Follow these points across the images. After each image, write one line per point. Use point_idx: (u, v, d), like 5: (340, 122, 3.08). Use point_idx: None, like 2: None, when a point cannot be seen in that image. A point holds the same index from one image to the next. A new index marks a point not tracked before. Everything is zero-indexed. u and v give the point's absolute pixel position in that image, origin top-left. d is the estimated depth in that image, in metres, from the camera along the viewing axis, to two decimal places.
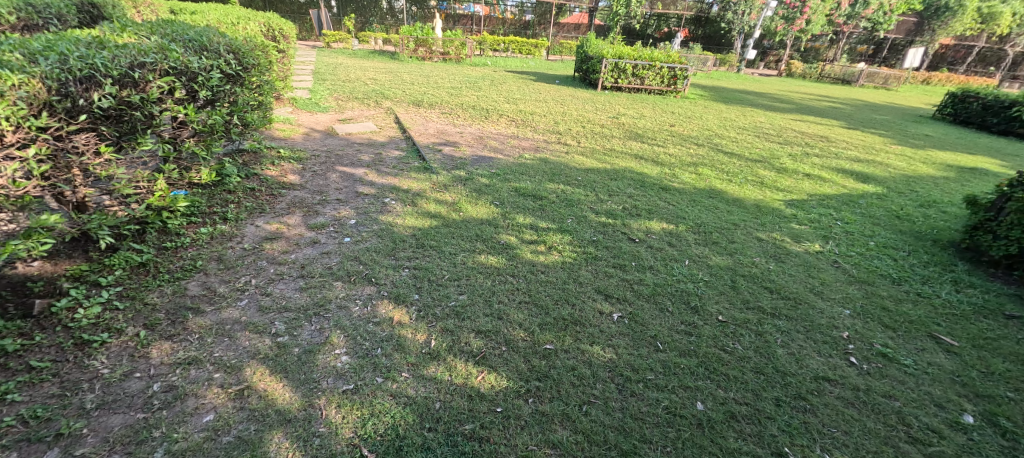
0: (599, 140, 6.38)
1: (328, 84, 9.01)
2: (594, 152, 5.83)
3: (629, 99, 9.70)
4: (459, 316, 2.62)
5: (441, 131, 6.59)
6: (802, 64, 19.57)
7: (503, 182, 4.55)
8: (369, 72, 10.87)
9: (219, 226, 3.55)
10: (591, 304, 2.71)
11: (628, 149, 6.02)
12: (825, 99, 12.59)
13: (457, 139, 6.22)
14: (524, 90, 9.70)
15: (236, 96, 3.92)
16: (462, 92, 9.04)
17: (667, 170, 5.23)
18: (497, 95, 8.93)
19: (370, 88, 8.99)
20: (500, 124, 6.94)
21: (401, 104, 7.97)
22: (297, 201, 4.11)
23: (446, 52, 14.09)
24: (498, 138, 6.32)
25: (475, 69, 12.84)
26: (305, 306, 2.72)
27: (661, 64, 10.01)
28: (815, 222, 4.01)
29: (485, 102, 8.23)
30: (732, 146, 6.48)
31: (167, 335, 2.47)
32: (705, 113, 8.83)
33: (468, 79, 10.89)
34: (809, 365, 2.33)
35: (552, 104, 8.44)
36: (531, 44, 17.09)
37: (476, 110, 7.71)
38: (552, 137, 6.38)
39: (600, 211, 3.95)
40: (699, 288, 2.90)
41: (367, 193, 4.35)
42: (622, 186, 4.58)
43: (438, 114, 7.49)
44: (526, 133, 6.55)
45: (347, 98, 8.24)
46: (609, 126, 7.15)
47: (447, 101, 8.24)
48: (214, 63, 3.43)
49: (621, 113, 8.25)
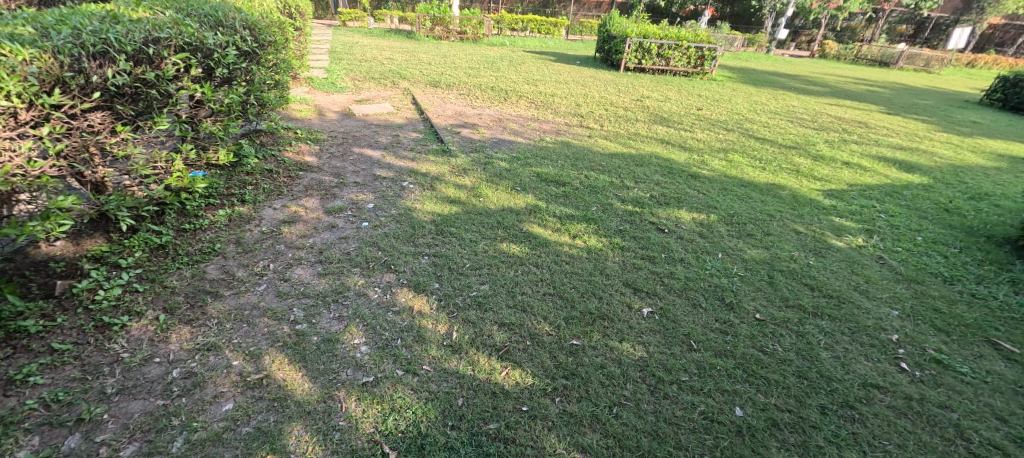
0: (622, 124, 6.14)
1: (345, 64, 8.88)
2: (618, 136, 5.61)
3: (653, 81, 9.34)
4: (481, 307, 2.52)
5: (459, 112, 6.43)
6: (836, 44, 18.63)
7: (524, 166, 4.39)
8: (386, 52, 10.69)
9: (237, 208, 3.50)
10: (620, 298, 2.58)
11: (654, 134, 5.77)
12: (862, 82, 11.96)
13: (476, 121, 6.05)
14: (544, 71, 9.41)
15: (251, 75, 3.82)
16: (480, 72, 8.81)
17: (694, 156, 4.99)
18: (516, 75, 8.68)
19: (387, 68, 8.82)
20: (519, 106, 6.74)
21: (418, 85, 7.80)
22: (315, 184, 4.04)
23: (463, 31, 13.78)
24: (518, 120, 6.13)
25: (493, 49, 12.52)
26: (324, 293, 2.65)
27: (688, 44, 9.58)
28: (856, 215, 3.77)
29: (504, 83, 8.01)
30: (764, 132, 6.17)
31: (186, 319, 2.43)
32: (734, 96, 8.45)
33: (486, 59, 10.61)
34: (857, 370, 2.17)
35: (572, 86, 8.17)
36: (551, 23, 16.59)
37: (495, 91, 7.50)
38: (574, 120, 6.16)
39: (626, 198, 3.78)
40: (734, 283, 2.74)
41: (385, 176, 4.26)
42: (648, 172, 4.39)
43: (456, 94, 7.32)
44: (546, 116, 6.35)
45: (365, 78, 8.11)
46: (633, 109, 6.88)
47: (465, 81, 8.04)
48: (230, 40, 3.33)
49: (645, 95, 7.95)
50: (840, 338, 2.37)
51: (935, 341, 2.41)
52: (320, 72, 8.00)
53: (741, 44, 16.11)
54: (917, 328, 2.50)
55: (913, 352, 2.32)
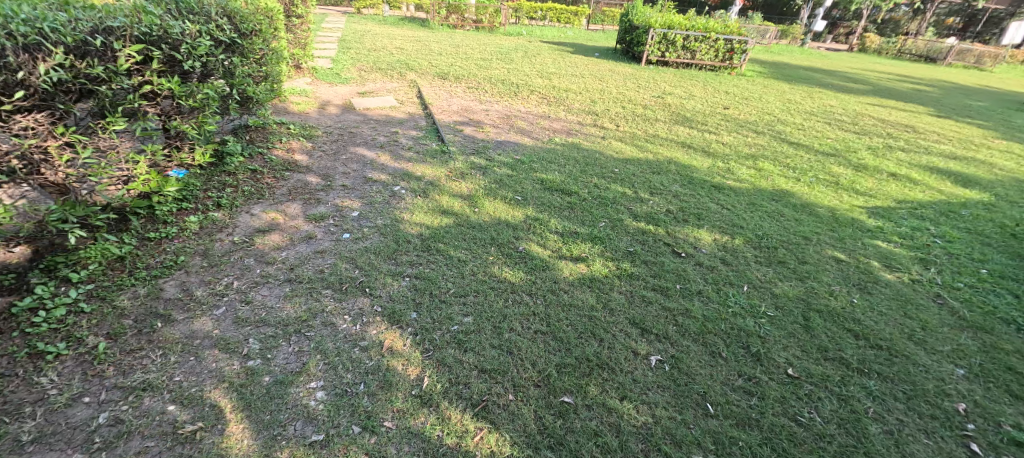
0: (639, 124, 5.66)
1: (352, 54, 8.56)
2: (634, 138, 5.15)
3: (677, 75, 8.76)
4: (460, 347, 2.17)
5: (466, 108, 6.06)
6: (877, 37, 17.49)
7: (528, 172, 4.01)
8: (397, 41, 10.34)
9: (210, 214, 3.22)
10: (624, 342, 2.19)
11: (674, 136, 5.29)
12: (905, 79, 11.08)
13: (482, 118, 5.67)
14: (560, 63, 8.92)
15: (232, 68, 3.53)
16: (492, 64, 8.39)
17: (718, 162, 4.51)
18: (530, 68, 8.23)
19: (396, 59, 8.47)
20: (530, 102, 6.32)
21: (426, 77, 7.44)
22: (300, 187, 3.74)
23: (479, 20, 13.32)
24: (527, 118, 5.72)
25: (509, 39, 12.04)
26: (286, 320, 2.33)
27: (716, 36, 8.95)
28: (906, 240, 3.28)
29: (517, 76, 7.60)
30: (797, 135, 5.63)
31: (128, 349, 2.14)
32: (765, 94, 7.85)
33: (500, 50, 10.16)
34: (914, 453, 1.75)
35: (588, 80, 7.69)
36: (572, 12, 15.95)
37: (505, 85, 7.08)
38: (587, 119, 5.72)
39: (639, 213, 3.37)
40: (762, 327, 2.32)
41: (376, 179, 3.94)
42: (665, 181, 3.96)
43: (465, 88, 6.95)
44: (558, 114, 5.92)
45: (371, 69, 7.81)
46: (653, 108, 6.38)
47: (475, 74, 7.65)
48: (202, 30, 3.04)
49: (667, 91, 7.42)
50: (893, 405, 1.94)
51: (1013, 413, 1.96)
52: (325, 63, 7.71)
53: (773, 37, 15.20)
54: (989, 393, 2.05)
55: (986, 429, 1.88)
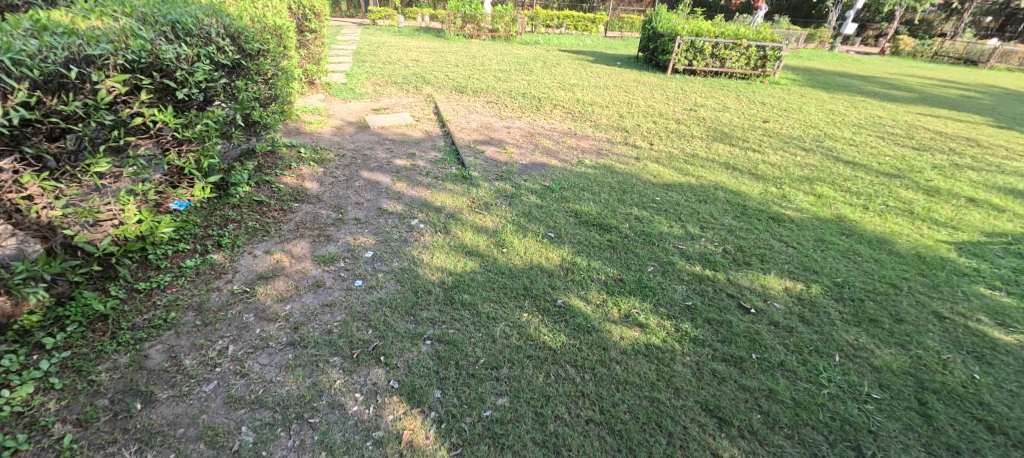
0: (674, 141, 5.21)
1: (367, 67, 8.30)
2: (670, 158, 4.70)
3: (706, 85, 8.29)
4: (497, 443, 1.76)
5: (486, 125, 5.69)
6: (911, 39, 16.69)
7: (559, 201, 3.61)
8: (412, 53, 10.08)
9: (209, 256, 2.88)
10: (701, 439, 1.75)
11: (714, 155, 4.84)
12: (949, 84, 10.41)
13: (504, 136, 5.30)
14: (581, 74, 8.53)
15: (236, 92, 3.21)
16: (511, 76, 8.04)
17: (770, 187, 4.04)
18: (551, 80, 7.85)
19: (411, 72, 8.18)
20: (553, 118, 5.93)
21: (442, 91, 7.12)
22: (309, 220, 3.40)
23: (495, 29, 13.03)
24: (551, 136, 5.33)
25: (526, 49, 11.69)
26: (287, 400, 1.95)
27: (748, 43, 8.47)
28: (1013, 287, 2.79)
29: (538, 88, 7.22)
30: (850, 153, 5.13)
31: (99, 441, 1.77)
32: (804, 104, 7.33)
33: (518, 60, 9.82)
34: None
35: (613, 92, 7.28)
36: (589, 19, 15.49)
37: (526, 98, 6.71)
38: (617, 137, 5.30)
39: (691, 254, 2.93)
40: (870, 417, 1.85)
41: (392, 211, 3.58)
42: (715, 211, 3.51)
43: (484, 102, 6.60)
44: (584, 130, 5.51)
45: (386, 83, 7.53)
46: (686, 122, 5.93)
47: (494, 87, 7.30)
48: (200, 53, 2.72)
49: (699, 103, 6.96)
50: None
51: None
52: (339, 77, 7.46)
53: (801, 41, 14.58)
54: None
55: None
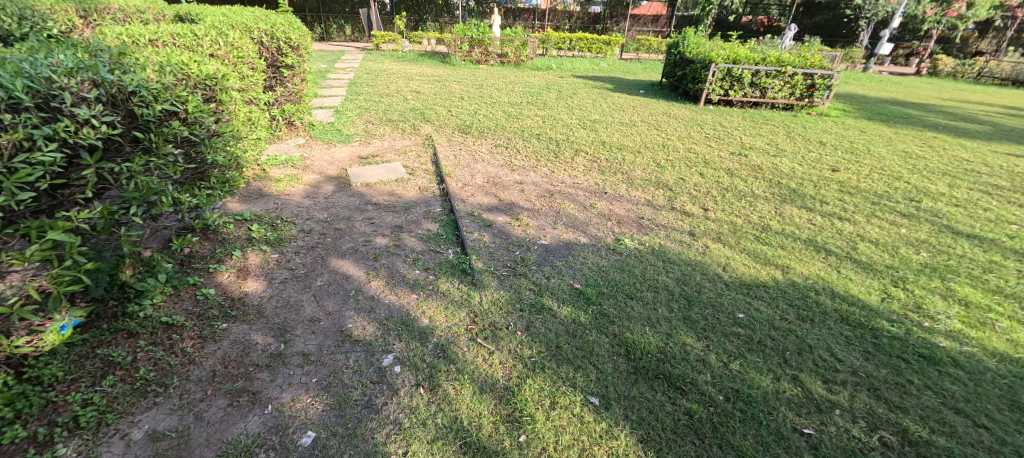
0: (732, 203, 4.09)
1: (360, 102, 7.35)
2: (736, 232, 3.57)
3: (747, 119, 7.20)
4: None
5: (493, 180, 4.62)
6: (950, 58, 15.49)
7: (599, 323, 2.48)
8: (413, 82, 9.15)
9: (50, 452, 1.79)
10: None
11: (791, 227, 3.70)
12: (1018, 112, 9.18)
13: (516, 197, 4.22)
14: (603, 107, 7.49)
15: (127, 177, 2.19)
16: (522, 111, 7.01)
17: (891, 290, 2.89)
18: (568, 116, 6.81)
19: (409, 106, 7.19)
20: (576, 170, 4.85)
21: (443, 133, 6.10)
22: (234, 360, 2.31)
23: (505, 53, 12.13)
24: (575, 197, 4.24)
25: (538, 75, 10.72)
26: None
27: (794, 70, 7.38)
28: None
29: (554, 127, 6.20)
30: (961, 220, 3.98)
31: None
32: (870, 143, 6.19)
33: (529, 89, 8.82)
34: None
35: (644, 132, 6.20)
36: (604, 42, 14.34)
37: (541, 142, 5.66)
38: (659, 197, 4.20)
39: (831, 451, 1.79)
40: None
41: (358, 337, 2.47)
42: (834, 343, 2.37)
43: (492, 147, 5.58)
44: (615, 188, 4.43)
45: (380, 121, 6.56)
46: (739, 173, 4.81)
47: (503, 125, 6.27)
48: (41, 134, 1.73)
49: (746, 144, 5.86)
50: None
51: None
52: (325, 115, 6.48)
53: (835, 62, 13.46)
54: None
55: None
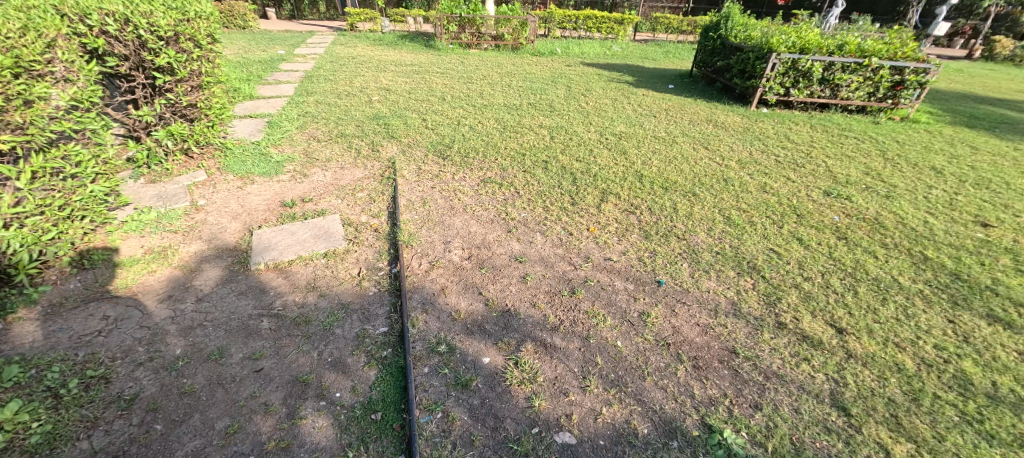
0: (874, 310, 2.45)
1: (307, 107, 5.60)
2: (915, 399, 1.95)
3: (817, 129, 5.49)
4: None
5: (479, 254, 2.95)
6: (1010, 39, 13.55)
7: None
8: (386, 75, 7.33)
9: None
10: None
11: (1005, 380, 2.07)
12: None
13: (515, 296, 2.57)
14: (627, 111, 5.77)
15: None
16: (521, 119, 5.27)
17: None
18: (583, 127, 5.09)
19: (372, 113, 5.44)
20: (604, 232, 3.17)
21: (411, 157, 4.38)
22: None
23: (500, 35, 10.23)
24: (611, 295, 2.59)
25: (540, 63, 8.88)
26: None
27: (878, 63, 5.64)
28: None
29: (567, 147, 4.50)
30: None
31: None
32: (1001, 171, 4.52)
33: (530, 84, 7.03)
34: None
35: (690, 154, 4.51)
36: (615, 19, 12.41)
37: (549, 174, 3.94)
38: (748, 296, 2.56)
39: None
40: None
41: None
42: None
43: (479, 182, 3.89)
44: (672, 271, 2.78)
45: (328, 136, 4.84)
46: (855, 236, 3.14)
47: (495, 143, 4.55)
48: None
49: (836, 173, 4.19)
50: None
51: None
52: (251, 129, 4.78)
53: None
54: None
55: None
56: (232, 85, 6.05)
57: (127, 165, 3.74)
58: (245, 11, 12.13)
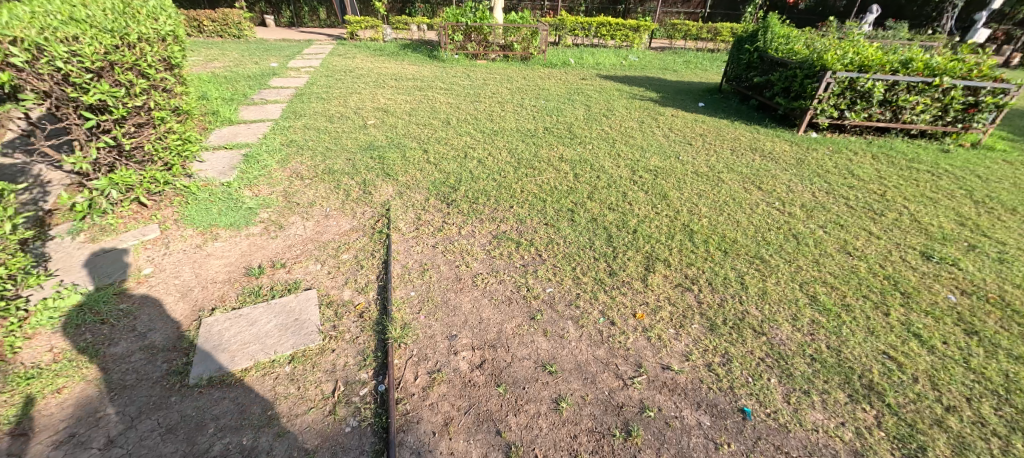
0: None
1: (293, 135, 4.92)
2: None
3: (882, 160, 4.74)
4: None
5: (494, 359, 2.22)
6: None
7: None
8: (385, 92, 6.64)
9: None
10: None
11: None
12: None
13: (547, 439, 1.84)
14: (657, 138, 5.06)
15: None
16: (538, 150, 4.56)
17: None
18: (611, 160, 4.38)
19: (366, 142, 4.74)
20: (656, 321, 2.44)
21: (409, 202, 3.67)
22: None
23: (509, 44, 9.54)
24: (680, 436, 1.86)
25: (553, 77, 8.16)
26: None
27: (951, 82, 4.89)
28: None
29: (594, 188, 3.78)
30: None
31: None
32: None
33: (545, 102, 6.34)
34: None
35: (743, 196, 3.77)
36: (631, 26, 11.66)
37: (577, 229, 3.21)
38: (875, 442, 1.81)
39: None
40: None
41: None
42: None
43: (492, 239, 3.17)
44: (758, 390, 2.04)
45: (313, 173, 4.15)
46: (988, 329, 2.39)
47: (508, 184, 3.83)
48: None
49: (926, 225, 3.44)
50: None
51: None
52: (224, 166, 4.11)
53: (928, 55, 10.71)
54: None
55: None
56: (211, 108, 5.41)
57: (66, 219, 3.20)
58: (239, 20, 11.52)
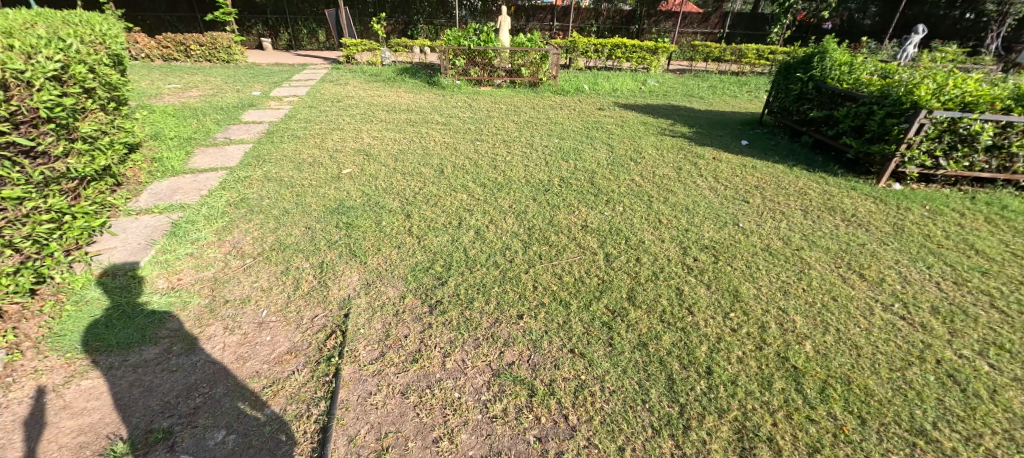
0: None
1: (247, 189, 3.95)
2: None
3: (1004, 225, 3.63)
4: None
5: None
6: None
7: None
8: (371, 129, 5.70)
9: None
10: None
11: None
12: None
13: None
14: (704, 193, 4.00)
15: None
16: (554, 215, 3.52)
17: None
18: (650, 230, 3.32)
19: (335, 202, 3.75)
20: None
21: (377, 303, 2.62)
22: None
23: (517, 69, 8.62)
24: None
25: (566, 107, 7.18)
26: None
27: None
28: None
29: (635, 281, 2.71)
30: None
31: None
32: None
33: (559, 141, 5.33)
34: None
35: (846, 295, 2.68)
36: (648, 48, 10.76)
37: (619, 364, 2.13)
38: None
39: None
40: None
41: None
42: None
43: (491, 378, 2.11)
44: None
45: (257, 251, 3.14)
46: None
47: (516, 274, 2.78)
48: None
49: None
50: None
51: None
52: (142, 241, 3.12)
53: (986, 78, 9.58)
54: None
55: None
56: (157, 155, 4.47)
57: None
58: (229, 43, 10.78)
